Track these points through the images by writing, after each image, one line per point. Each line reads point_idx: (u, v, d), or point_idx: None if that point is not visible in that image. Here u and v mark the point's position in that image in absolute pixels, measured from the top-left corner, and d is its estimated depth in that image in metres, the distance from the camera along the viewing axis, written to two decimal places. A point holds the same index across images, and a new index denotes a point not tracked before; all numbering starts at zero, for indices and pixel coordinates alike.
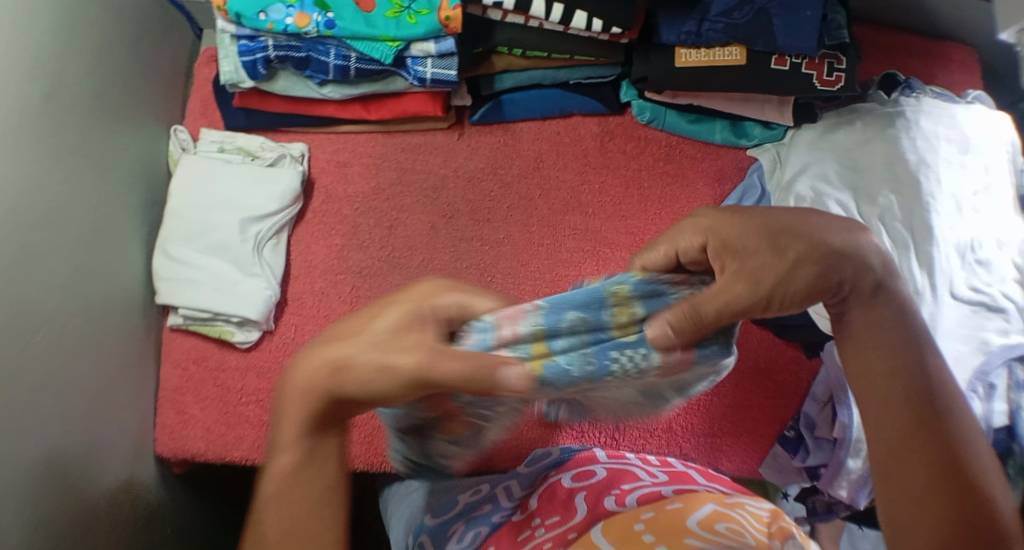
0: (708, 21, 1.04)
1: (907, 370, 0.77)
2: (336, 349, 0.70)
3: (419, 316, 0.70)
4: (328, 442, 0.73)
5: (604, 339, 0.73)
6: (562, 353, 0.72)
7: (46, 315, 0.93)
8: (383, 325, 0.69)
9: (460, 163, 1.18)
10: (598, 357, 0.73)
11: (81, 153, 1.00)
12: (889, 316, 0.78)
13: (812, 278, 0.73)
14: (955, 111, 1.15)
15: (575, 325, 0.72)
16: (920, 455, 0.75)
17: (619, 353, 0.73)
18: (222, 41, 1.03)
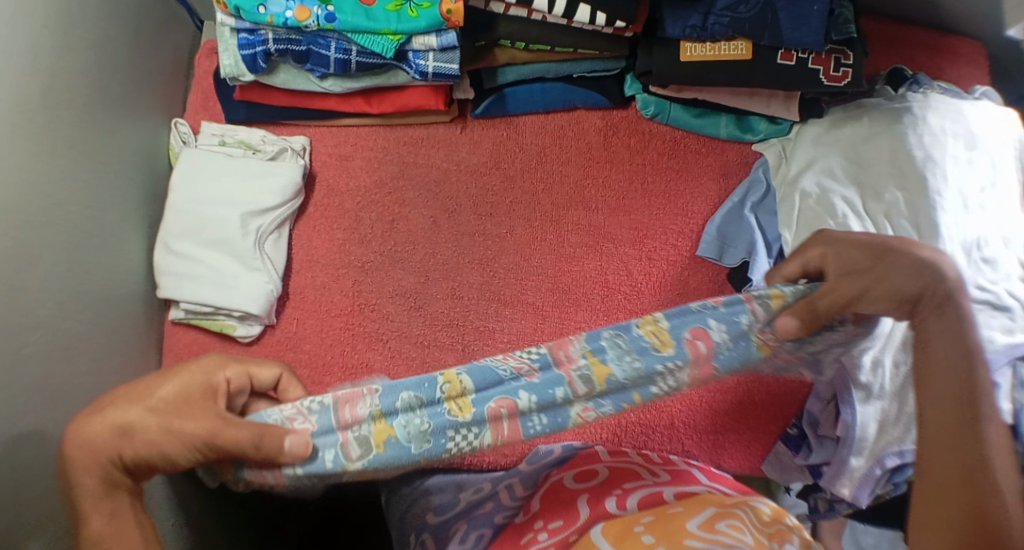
0: (714, 15, 1.03)
1: (955, 373, 0.80)
2: (126, 415, 0.75)
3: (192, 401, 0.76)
4: (123, 499, 0.78)
5: (440, 419, 0.78)
6: (400, 429, 0.77)
7: (45, 311, 0.93)
8: (161, 388, 0.77)
9: (462, 157, 1.17)
10: (436, 434, 0.78)
11: (81, 147, 0.99)
12: (947, 327, 0.82)
13: (899, 287, 0.82)
14: (962, 106, 1.14)
15: (407, 409, 0.77)
16: (953, 447, 0.78)
17: (464, 430, 0.79)
18: (222, 34, 1.03)
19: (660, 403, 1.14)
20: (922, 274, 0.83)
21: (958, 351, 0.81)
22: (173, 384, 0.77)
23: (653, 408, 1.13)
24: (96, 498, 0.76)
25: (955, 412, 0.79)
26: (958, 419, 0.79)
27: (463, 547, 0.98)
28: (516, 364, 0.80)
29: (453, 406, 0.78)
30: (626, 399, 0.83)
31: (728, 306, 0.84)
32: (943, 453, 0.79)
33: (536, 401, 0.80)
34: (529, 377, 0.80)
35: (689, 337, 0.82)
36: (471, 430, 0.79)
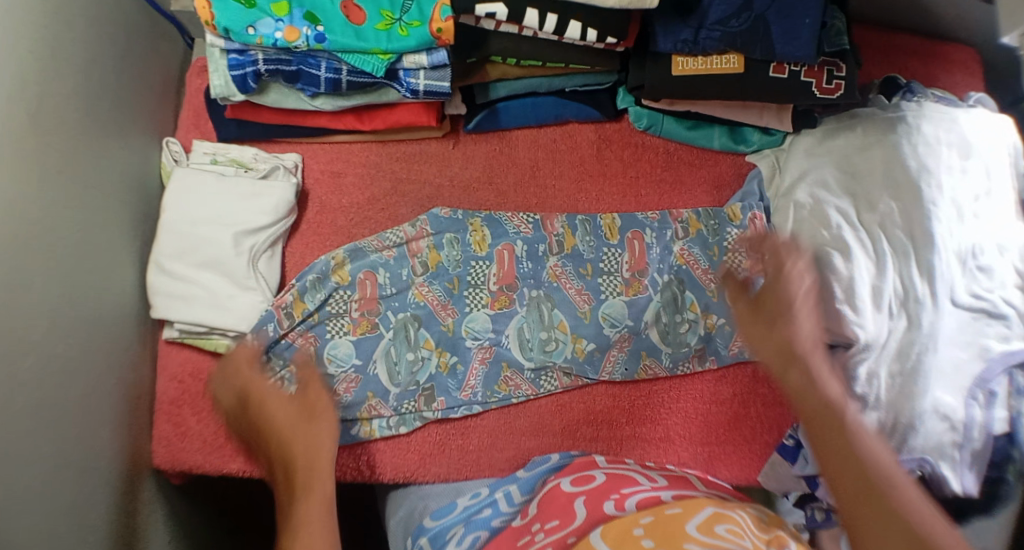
0: (705, 29, 1.02)
1: (830, 441, 0.81)
2: (309, 509, 0.83)
3: (321, 410, 0.92)
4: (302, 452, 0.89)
5: (468, 252, 1.13)
6: (445, 257, 1.12)
7: (38, 336, 0.92)
8: (319, 457, 0.88)
9: (455, 172, 1.17)
10: (465, 263, 1.12)
11: (71, 172, 0.99)
12: (801, 382, 0.86)
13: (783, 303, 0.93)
14: (956, 115, 1.13)
15: (449, 245, 1.12)
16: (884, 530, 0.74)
17: (476, 263, 1.12)
18: (211, 54, 1.01)
19: (655, 415, 1.13)
20: (817, 397, 0.84)
21: (817, 397, 0.84)
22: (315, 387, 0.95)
23: (648, 420, 1.13)
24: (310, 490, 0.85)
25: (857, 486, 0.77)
26: (883, 514, 0.75)
27: (459, 548, 0.97)
28: (519, 222, 1.15)
29: (476, 260, 1.12)
30: (585, 266, 1.14)
31: (661, 222, 1.16)
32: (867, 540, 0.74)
33: (527, 247, 1.13)
34: (527, 232, 1.14)
35: (630, 236, 1.15)
36: (465, 311, 1.11)
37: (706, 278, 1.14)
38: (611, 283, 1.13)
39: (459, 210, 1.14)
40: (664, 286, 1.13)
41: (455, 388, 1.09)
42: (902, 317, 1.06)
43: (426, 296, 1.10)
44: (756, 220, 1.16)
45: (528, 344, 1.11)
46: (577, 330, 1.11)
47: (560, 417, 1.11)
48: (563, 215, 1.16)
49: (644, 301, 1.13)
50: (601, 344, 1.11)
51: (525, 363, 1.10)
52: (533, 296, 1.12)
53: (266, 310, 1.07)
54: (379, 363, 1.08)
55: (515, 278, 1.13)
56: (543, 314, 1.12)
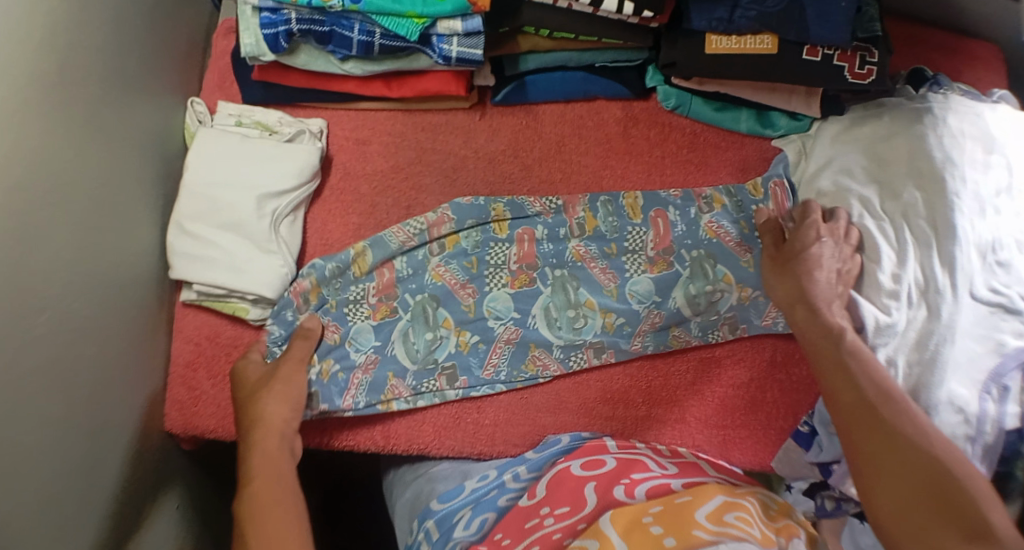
0: (741, 8, 1.02)
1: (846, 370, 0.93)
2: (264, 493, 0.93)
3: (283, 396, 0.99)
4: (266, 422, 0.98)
5: (488, 235, 1.12)
6: (464, 239, 1.11)
7: (56, 289, 0.91)
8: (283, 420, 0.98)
9: (480, 144, 1.16)
10: (484, 245, 1.11)
11: (95, 123, 0.97)
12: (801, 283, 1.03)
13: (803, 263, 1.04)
14: (982, 109, 1.13)
15: (469, 229, 1.12)
16: (875, 430, 0.88)
17: (496, 245, 1.12)
18: (243, 13, 1.01)
19: (671, 396, 1.12)
20: (828, 337, 0.97)
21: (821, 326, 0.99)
22: (272, 400, 0.99)
23: (664, 401, 1.12)
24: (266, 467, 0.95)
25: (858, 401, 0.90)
26: (886, 432, 0.87)
27: (468, 532, 0.97)
28: (541, 206, 1.14)
29: (496, 241, 1.12)
30: (609, 246, 1.13)
31: (684, 199, 1.16)
32: (868, 447, 0.87)
33: (547, 230, 1.13)
34: (548, 216, 1.14)
35: (653, 214, 1.15)
36: (485, 287, 1.10)
37: (741, 251, 1.13)
38: (635, 261, 1.13)
39: (480, 196, 1.13)
40: (692, 262, 1.13)
41: (477, 366, 1.08)
42: (922, 306, 1.05)
43: (444, 277, 1.09)
44: (777, 187, 1.17)
45: (556, 323, 1.10)
46: (605, 305, 1.11)
47: (578, 394, 1.11)
48: (586, 198, 1.15)
49: (671, 276, 1.12)
50: (630, 319, 1.11)
51: (554, 342, 1.09)
52: (556, 275, 1.11)
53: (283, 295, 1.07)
54: (398, 343, 1.07)
55: (535, 257, 1.12)
56: (568, 291, 1.11)
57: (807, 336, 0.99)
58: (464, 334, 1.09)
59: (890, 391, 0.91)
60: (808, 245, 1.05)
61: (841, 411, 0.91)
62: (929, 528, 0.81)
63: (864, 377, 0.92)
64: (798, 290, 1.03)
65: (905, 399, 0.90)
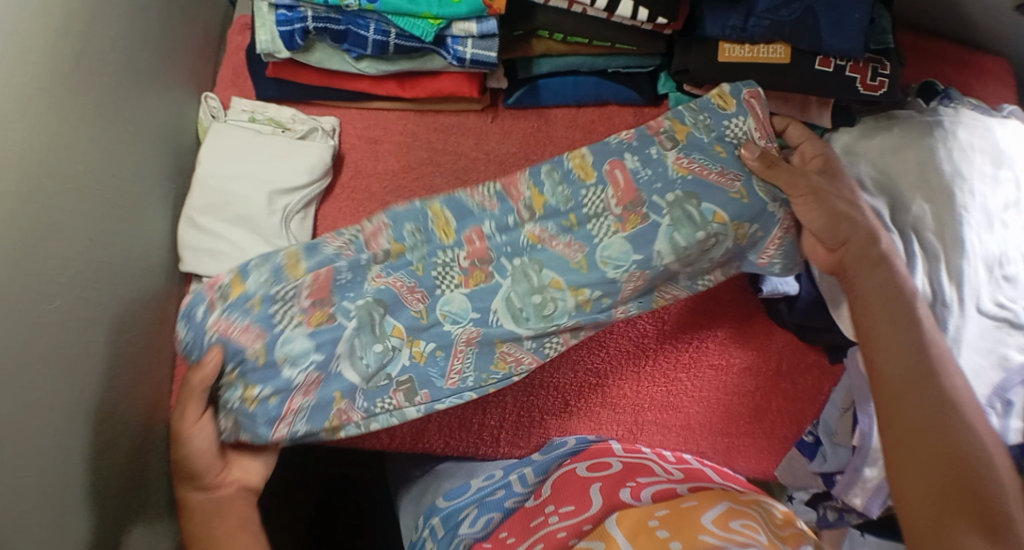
0: (754, 17, 1.03)
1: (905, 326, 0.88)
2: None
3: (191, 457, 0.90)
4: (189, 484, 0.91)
5: (434, 243, 1.03)
6: (409, 249, 1.02)
7: (67, 279, 0.91)
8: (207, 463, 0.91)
9: (492, 147, 1.17)
10: (430, 255, 1.02)
11: (110, 116, 0.98)
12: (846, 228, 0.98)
13: (844, 216, 0.99)
14: (992, 123, 1.13)
15: (411, 236, 1.02)
16: (925, 393, 0.82)
17: (443, 253, 1.03)
18: (260, 10, 1.02)
19: (678, 403, 1.12)
20: (885, 290, 0.92)
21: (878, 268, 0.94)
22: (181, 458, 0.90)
23: (670, 408, 1.11)
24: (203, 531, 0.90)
25: (912, 353, 0.86)
26: (937, 407, 0.81)
27: (473, 529, 0.97)
28: (482, 199, 1.05)
29: (445, 246, 1.03)
30: (567, 219, 1.05)
31: (640, 141, 1.08)
32: (910, 407, 0.82)
33: (496, 223, 1.04)
34: (493, 207, 1.05)
35: (608, 167, 1.07)
36: (436, 291, 1.01)
37: (725, 180, 1.05)
38: (602, 226, 1.05)
39: (416, 202, 1.05)
40: (669, 206, 1.05)
41: (438, 376, 1.00)
42: (929, 319, 1.04)
43: (387, 281, 1.00)
44: (752, 99, 1.07)
45: (521, 313, 1.02)
46: (573, 282, 1.02)
47: (582, 398, 1.11)
48: (529, 175, 1.06)
49: (647, 230, 1.04)
50: (609, 291, 1.03)
51: (521, 334, 1.01)
52: (514, 265, 1.03)
53: (195, 291, 0.94)
54: (343, 358, 0.97)
55: (486, 251, 1.04)
56: (529, 277, 1.03)
57: (863, 285, 0.93)
58: (417, 344, 1.00)
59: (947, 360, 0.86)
60: (852, 210, 0.99)
61: (891, 373, 0.85)
62: (949, 509, 0.75)
63: (919, 346, 0.86)
64: (846, 244, 0.97)
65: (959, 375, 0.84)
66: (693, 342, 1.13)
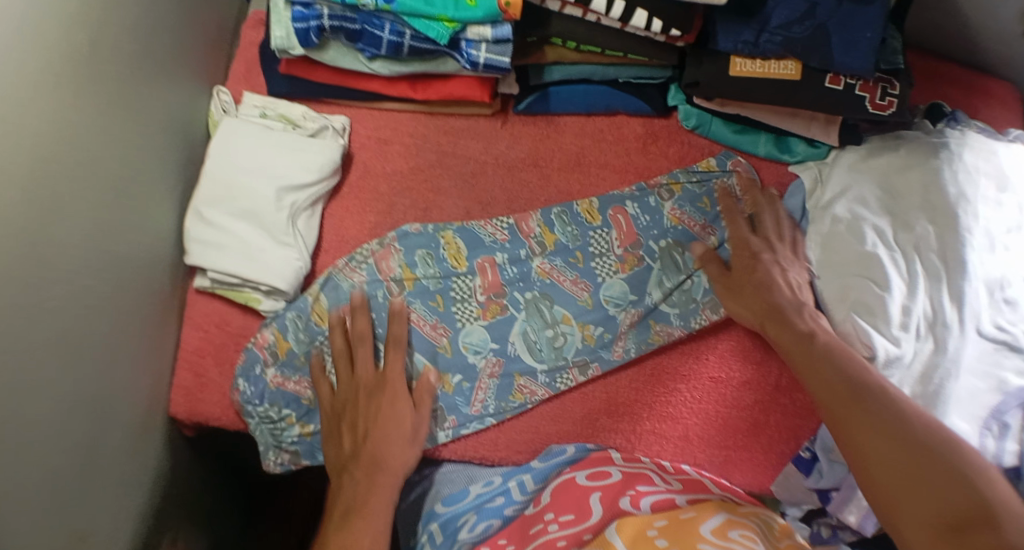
0: (767, 33, 1.04)
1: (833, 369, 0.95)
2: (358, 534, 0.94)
3: (390, 410, 1.01)
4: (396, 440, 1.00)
5: (446, 269, 1.10)
6: (422, 276, 1.09)
7: (75, 264, 0.91)
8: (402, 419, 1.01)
9: (501, 151, 1.18)
10: (444, 279, 1.09)
11: (124, 104, 0.98)
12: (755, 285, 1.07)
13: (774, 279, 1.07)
14: (997, 147, 1.13)
15: (422, 262, 1.10)
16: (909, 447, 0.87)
17: (457, 280, 1.10)
18: (276, 7, 1.04)
19: (675, 414, 1.11)
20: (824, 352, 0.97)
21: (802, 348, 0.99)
22: (384, 425, 1.00)
23: (668, 418, 1.11)
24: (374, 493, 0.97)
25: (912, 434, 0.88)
26: (872, 420, 0.90)
27: (472, 535, 0.99)
28: (493, 231, 1.13)
29: (458, 276, 1.10)
30: (573, 256, 1.13)
31: (640, 191, 1.17)
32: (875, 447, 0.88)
33: (508, 255, 1.12)
34: (504, 241, 1.13)
35: (612, 211, 1.15)
36: (457, 324, 1.09)
37: (705, 233, 1.15)
38: (605, 264, 1.13)
39: (428, 226, 1.12)
40: (662, 253, 1.14)
41: (464, 404, 1.08)
42: (929, 338, 1.04)
43: (410, 318, 1.08)
44: (738, 166, 1.19)
45: (536, 346, 1.10)
46: (582, 318, 1.11)
47: (582, 405, 1.11)
48: (539, 213, 1.15)
49: (642, 272, 1.13)
50: (609, 327, 1.11)
51: (537, 368, 1.09)
52: (526, 298, 1.11)
53: (249, 350, 1.05)
54: None
55: (501, 285, 1.11)
56: (542, 312, 1.11)
57: (786, 341, 1.02)
58: (446, 376, 1.08)
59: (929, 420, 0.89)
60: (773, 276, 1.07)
61: (826, 407, 0.94)
62: None
63: (840, 370, 0.95)
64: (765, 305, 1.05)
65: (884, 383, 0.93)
66: (692, 354, 1.13)
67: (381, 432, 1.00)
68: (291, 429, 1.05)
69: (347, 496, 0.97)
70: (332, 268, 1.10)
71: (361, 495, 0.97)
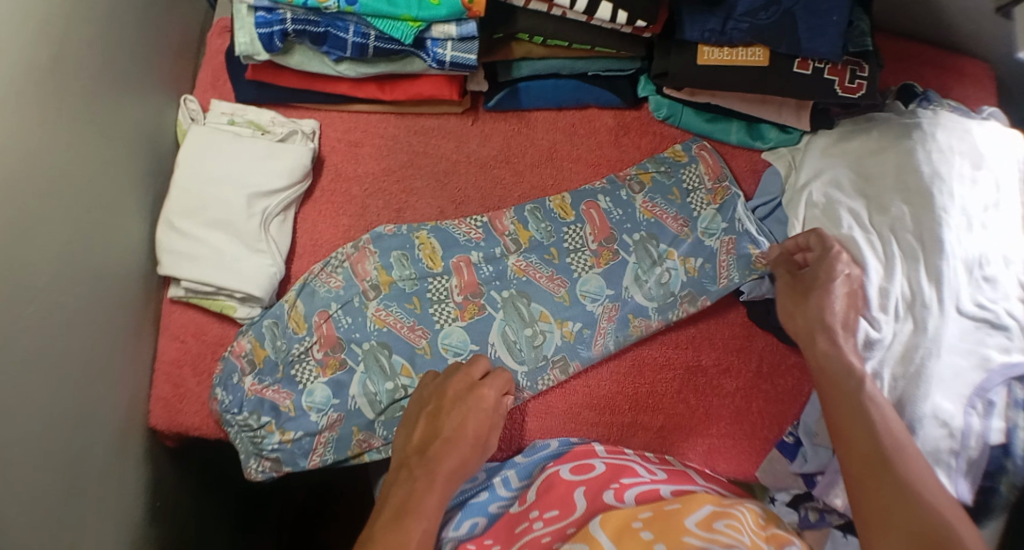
0: (733, 21, 1.03)
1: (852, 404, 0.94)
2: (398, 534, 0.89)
3: (469, 413, 0.98)
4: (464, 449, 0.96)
5: (422, 270, 1.10)
6: (399, 279, 1.09)
7: (43, 282, 0.90)
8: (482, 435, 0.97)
9: (472, 149, 1.17)
10: (420, 280, 1.09)
11: (88, 118, 0.97)
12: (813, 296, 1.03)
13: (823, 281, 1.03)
14: (971, 125, 1.12)
15: (397, 263, 1.10)
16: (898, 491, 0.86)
17: (434, 279, 1.10)
18: (238, 12, 1.02)
19: (659, 404, 1.11)
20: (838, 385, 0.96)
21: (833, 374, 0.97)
22: (457, 421, 0.97)
23: (651, 409, 1.11)
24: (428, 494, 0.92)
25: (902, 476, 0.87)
26: (897, 484, 0.87)
27: (459, 533, 0.97)
28: (467, 230, 1.13)
29: (434, 277, 1.10)
30: (549, 252, 1.13)
31: (612, 184, 1.17)
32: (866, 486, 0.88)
33: (483, 253, 1.11)
34: (479, 240, 1.12)
35: (584, 207, 1.15)
36: (434, 326, 1.08)
37: (679, 225, 1.15)
38: (580, 260, 1.13)
39: (403, 227, 1.12)
40: (637, 246, 1.14)
41: None
42: (908, 319, 1.04)
43: (389, 322, 1.07)
44: (703, 150, 1.19)
45: (516, 346, 1.09)
46: (560, 315, 1.10)
47: (564, 400, 1.11)
48: (512, 210, 1.15)
49: (618, 266, 1.13)
50: (587, 322, 1.10)
51: (518, 368, 1.08)
52: (503, 296, 1.10)
53: (226, 359, 1.05)
54: (359, 399, 1.04)
55: (478, 285, 1.10)
56: (520, 310, 1.10)
57: (825, 378, 0.97)
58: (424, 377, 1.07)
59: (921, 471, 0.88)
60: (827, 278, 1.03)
61: (853, 460, 0.90)
62: None
63: (881, 431, 0.91)
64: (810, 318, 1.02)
65: (916, 454, 0.90)
66: (673, 345, 1.13)
67: (458, 434, 0.96)
68: (271, 436, 1.03)
69: (400, 492, 0.92)
70: (307, 274, 1.09)
71: (416, 495, 0.92)
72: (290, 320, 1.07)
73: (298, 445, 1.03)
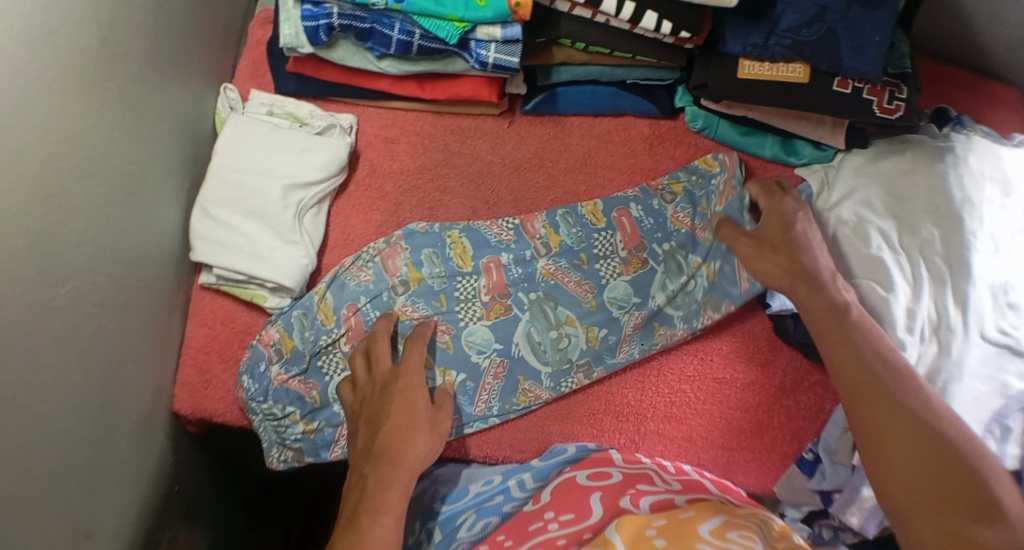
0: (776, 36, 1.04)
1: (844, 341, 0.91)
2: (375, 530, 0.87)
3: (397, 401, 0.97)
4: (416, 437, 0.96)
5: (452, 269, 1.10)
6: (429, 276, 1.09)
7: (80, 263, 0.91)
8: (415, 418, 0.97)
9: (508, 151, 1.18)
10: (450, 278, 1.10)
11: (130, 101, 0.98)
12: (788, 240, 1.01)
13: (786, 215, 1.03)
14: (1002, 151, 1.13)
15: (429, 261, 1.10)
16: (898, 413, 0.85)
17: (463, 278, 1.10)
18: (286, 5, 1.04)
19: (680, 414, 1.11)
20: (830, 311, 0.94)
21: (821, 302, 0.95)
22: (394, 411, 0.97)
23: (673, 419, 1.11)
24: (391, 487, 0.91)
25: (900, 400, 0.87)
26: (886, 403, 0.86)
27: (471, 533, 0.99)
28: (499, 231, 1.13)
29: (463, 275, 1.10)
30: (579, 257, 1.13)
31: (644, 193, 1.17)
32: (865, 413, 0.87)
33: (513, 255, 1.12)
34: (510, 241, 1.12)
35: (616, 214, 1.15)
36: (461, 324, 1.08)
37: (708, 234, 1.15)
38: (609, 266, 1.13)
39: (435, 225, 1.12)
40: (665, 255, 1.14)
41: (468, 404, 1.07)
42: (933, 342, 1.05)
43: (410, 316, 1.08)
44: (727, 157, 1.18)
45: (540, 348, 1.09)
46: (586, 320, 1.11)
47: (586, 405, 1.11)
48: (544, 214, 1.15)
49: (647, 274, 1.13)
50: (613, 329, 1.11)
51: (542, 371, 1.09)
52: (531, 299, 1.10)
53: (254, 347, 1.06)
54: None
55: (506, 285, 1.10)
56: (546, 313, 1.10)
57: (808, 307, 0.95)
58: (450, 373, 1.07)
59: (916, 384, 0.88)
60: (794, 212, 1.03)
61: (848, 388, 0.89)
62: (947, 517, 0.80)
63: (872, 352, 0.90)
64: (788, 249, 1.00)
65: (908, 368, 0.89)
66: (697, 355, 1.13)
67: (396, 425, 0.95)
68: (295, 427, 1.04)
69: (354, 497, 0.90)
70: (337, 268, 1.10)
71: (376, 492, 0.90)
72: (320, 312, 1.07)
73: (321, 437, 1.04)
